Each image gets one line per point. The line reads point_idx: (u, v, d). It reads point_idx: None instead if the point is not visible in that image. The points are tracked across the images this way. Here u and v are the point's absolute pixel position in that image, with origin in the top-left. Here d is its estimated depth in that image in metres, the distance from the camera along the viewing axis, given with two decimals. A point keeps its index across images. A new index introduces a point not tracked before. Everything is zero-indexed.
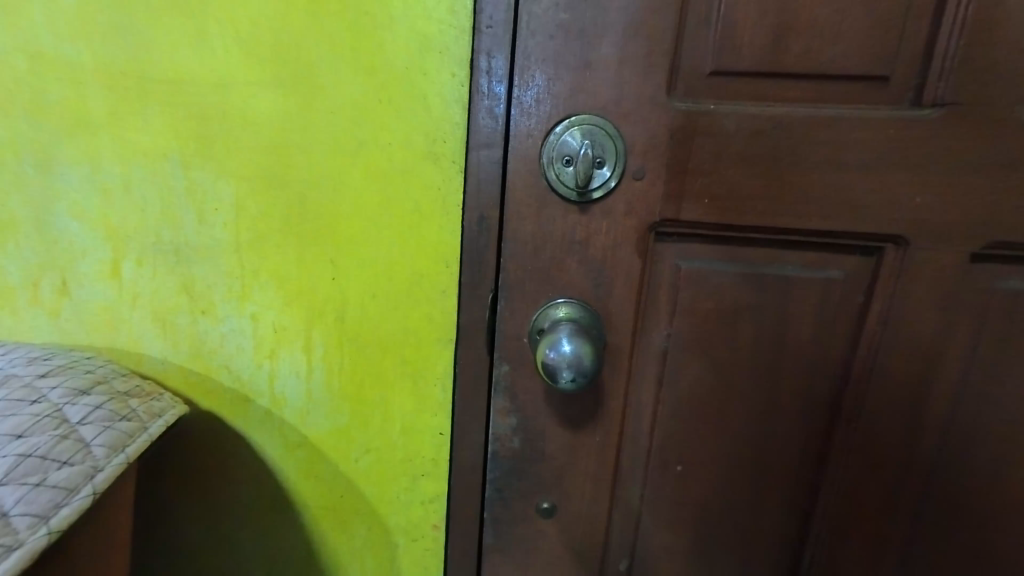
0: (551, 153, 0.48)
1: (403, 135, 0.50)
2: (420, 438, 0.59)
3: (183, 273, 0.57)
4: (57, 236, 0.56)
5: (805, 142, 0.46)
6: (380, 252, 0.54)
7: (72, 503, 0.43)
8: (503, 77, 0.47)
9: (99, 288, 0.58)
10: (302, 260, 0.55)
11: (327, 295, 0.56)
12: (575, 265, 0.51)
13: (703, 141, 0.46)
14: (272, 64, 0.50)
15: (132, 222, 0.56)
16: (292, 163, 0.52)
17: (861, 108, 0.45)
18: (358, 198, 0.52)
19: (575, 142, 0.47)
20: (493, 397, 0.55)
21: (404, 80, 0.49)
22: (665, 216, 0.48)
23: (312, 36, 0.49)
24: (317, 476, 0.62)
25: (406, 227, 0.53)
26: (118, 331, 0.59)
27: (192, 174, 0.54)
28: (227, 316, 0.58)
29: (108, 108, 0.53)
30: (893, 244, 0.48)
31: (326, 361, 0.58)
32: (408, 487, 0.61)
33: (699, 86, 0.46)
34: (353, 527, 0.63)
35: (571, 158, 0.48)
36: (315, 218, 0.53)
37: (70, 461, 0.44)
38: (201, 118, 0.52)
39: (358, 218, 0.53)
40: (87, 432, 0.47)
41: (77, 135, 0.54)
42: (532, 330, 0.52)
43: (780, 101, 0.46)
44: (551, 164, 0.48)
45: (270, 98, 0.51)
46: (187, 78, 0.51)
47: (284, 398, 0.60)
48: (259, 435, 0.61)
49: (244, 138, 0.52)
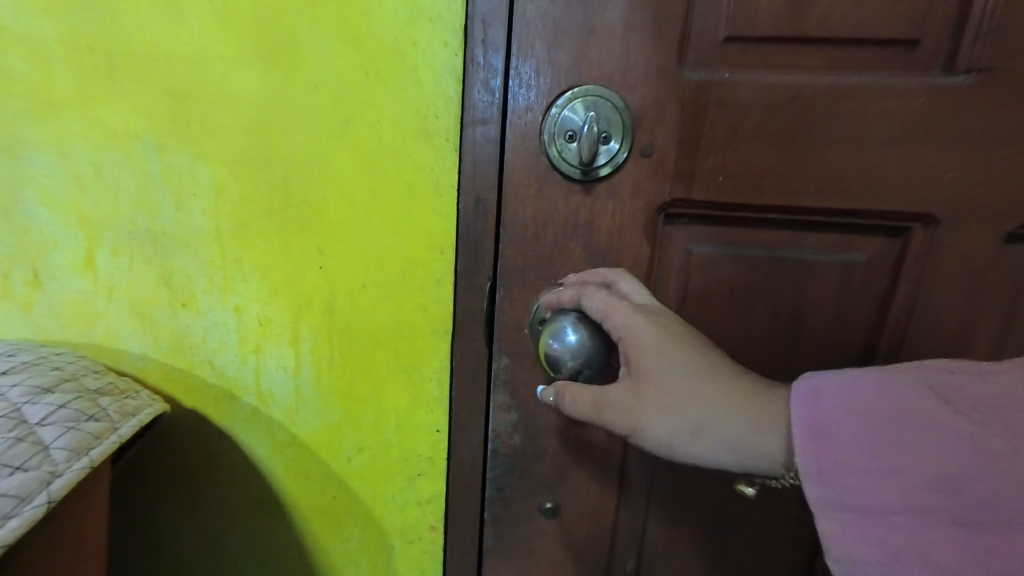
0: (552, 128, 0.44)
1: (392, 111, 0.47)
2: (416, 436, 0.56)
3: (161, 264, 0.53)
4: (26, 224, 0.53)
5: (826, 113, 0.43)
6: (369, 238, 0.50)
7: (23, 512, 0.39)
8: (500, 46, 0.44)
9: (74, 280, 0.54)
10: (286, 249, 0.51)
11: (315, 285, 0.52)
12: (578, 251, 0.47)
13: (716, 114, 0.43)
14: (249, 35, 0.46)
15: (106, 209, 0.52)
16: (274, 145, 0.49)
17: (886, 75, 0.42)
18: (344, 181, 0.49)
19: (579, 116, 0.44)
20: (492, 392, 0.52)
21: (392, 51, 0.45)
22: (675, 197, 0.45)
23: (292, 3, 0.45)
24: (307, 476, 0.59)
25: (397, 213, 0.49)
26: (95, 324, 0.56)
27: (168, 157, 0.50)
28: (209, 309, 0.54)
29: (75, 85, 0.49)
30: (921, 224, 0.44)
31: (315, 356, 0.55)
32: (404, 487, 0.58)
33: (712, 55, 0.42)
34: (347, 529, 0.60)
35: (574, 134, 0.44)
36: (300, 203, 0.50)
37: (24, 466, 0.41)
38: (175, 95, 0.48)
39: (345, 203, 0.50)
40: (47, 433, 0.44)
41: (42, 116, 0.50)
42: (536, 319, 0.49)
43: (800, 70, 0.42)
44: (553, 141, 0.45)
45: (248, 73, 0.47)
46: (160, 53, 0.47)
47: (271, 394, 0.57)
48: (246, 434, 0.58)
49: (222, 119, 0.49)
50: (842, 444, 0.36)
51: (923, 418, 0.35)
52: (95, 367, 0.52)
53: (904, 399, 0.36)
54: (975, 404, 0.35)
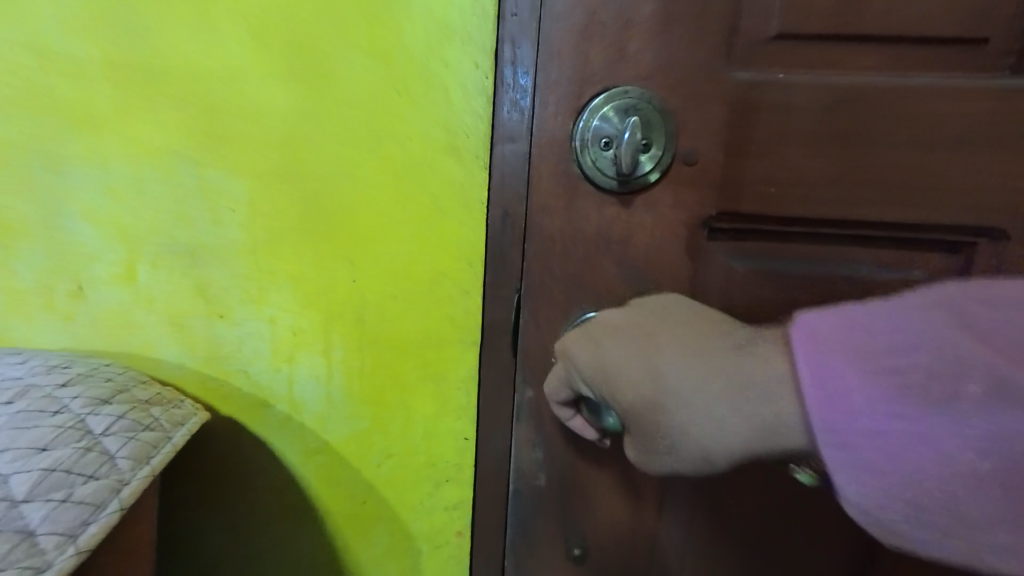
0: (586, 134, 0.42)
1: (421, 127, 0.45)
2: (442, 440, 0.54)
3: (198, 277, 0.53)
4: (69, 238, 0.53)
5: (886, 116, 0.39)
6: (397, 251, 0.49)
7: (99, 519, 0.40)
8: (529, 67, 0.42)
9: (114, 293, 0.54)
10: (318, 260, 0.50)
11: (347, 296, 0.51)
12: (612, 267, 0.45)
13: (768, 117, 0.40)
14: (284, 56, 0.46)
15: (146, 223, 0.52)
16: (309, 157, 0.48)
17: (944, 75, 0.39)
18: (371, 197, 0.48)
19: (615, 121, 0.41)
20: (515, 424, 0.51)
21: (424, 65, 0.44)
22: (721, 208, 0.42)
23: (328, 16, 0.44)
24: (337, 482, 0.57)
25: (425, 226, 0.48)
26: (134, 333, 0.55)
27: (206, 174, 0.50)
28: (244, 320, 0.53)
29: (116, 102, 0.49)
30: (988, 238, 0.41)
31: (347, 365, 0.53)
32: (431, 492, 0.56)
33: (763, 54, 0.40)
34: (375, 535, 0.58)
35: (611, 141, 0.42)
36: (330, 218, 0.49)
37: (96, 474, 0.41)
38: (213, 111, 0.48)
39: (377, 216, 0.48)
40: (112, 443, 0.44)
41: (86, 133, 0.50)
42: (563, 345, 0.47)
43: (857, 70, 0.39)
44: (586, 148, 0.43)
45: (281, 91, 0.46)
46: (194, 73, 0.47)
47: (303, 402, 0.55)
48: (279, 441, 0.57)
49: (254, 132, 0.48)
50: (859, 398, 0.29)
51: (943, 359, 0.29)
52: (141, 377, 0.52)
53: (919, 325, 0.30)
54: (991, 332, 0.29)
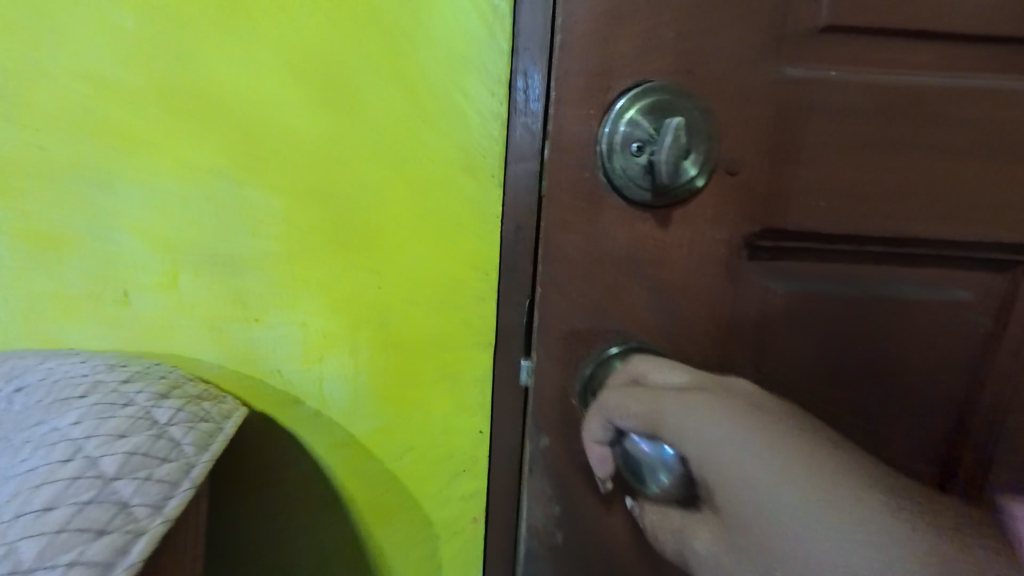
0: (616, 138, 0.37)
1: (438, 146, 0.45)
2: (455, 436, 0.52)
3: (236, 284, 0.49)
4: (107, 243, 0.48)
5: (938, 120, 0.36)
6: (414, 258, 0.47)
7: (178, 494, 0.38)
8: (540, 95, 0.38)
9: (152, 298, 0.49)
10: (343, 267, 0.48)
11: (373, 302, 0.49)
12: (639, 292, 0.40)
13: (818, 121, 0.36)
14: (310, 81, 0.44)
15: (189, 229, 0.48)
16: (337, 159, 0.45)
17: (994, 76, 0.36)
18: (388, 207, 0.46)
19: (649, 123, 0.36)
20: (528, 475, 0.45)
21: (442, 94, 0.43)
22: (766, 225, 0.38)
23: (348, 36, 0.43)
24: (361, 477, 0.54)
25: (438, 235, 0.47)
26: (176, 338, 0.50)
27: (246, 192, 0.46)
28: (278, 323, 0.50)
29: (156, 108, 0.45)
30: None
31: (373, 368, 0.50)
32: (447, 483, 0.53)
33: (813, 49, 0.35)
34: (399, 517, 0.55)
35: (644, 145, 0.36)
36: (357, 228, 0.47)
37: (168, 457, 0.39)
38: (244, 111, 0.45)
39: (394, 226, 0.47)
40: (178, 428, 0.41)
41: (127, 147, 0.46)
42: (586, 377, 0.41)
43: (910, 69, 0.36)
44: (616, 154, 0.37)
45: (301, 111, 0.44)
46: (211, 91, 0.44)
47: (331, 399, 0.51)
48: (309, 436, 0.53)
49: (274, 134, 0.45)
50: None
51: None
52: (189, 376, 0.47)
53: None
54: None
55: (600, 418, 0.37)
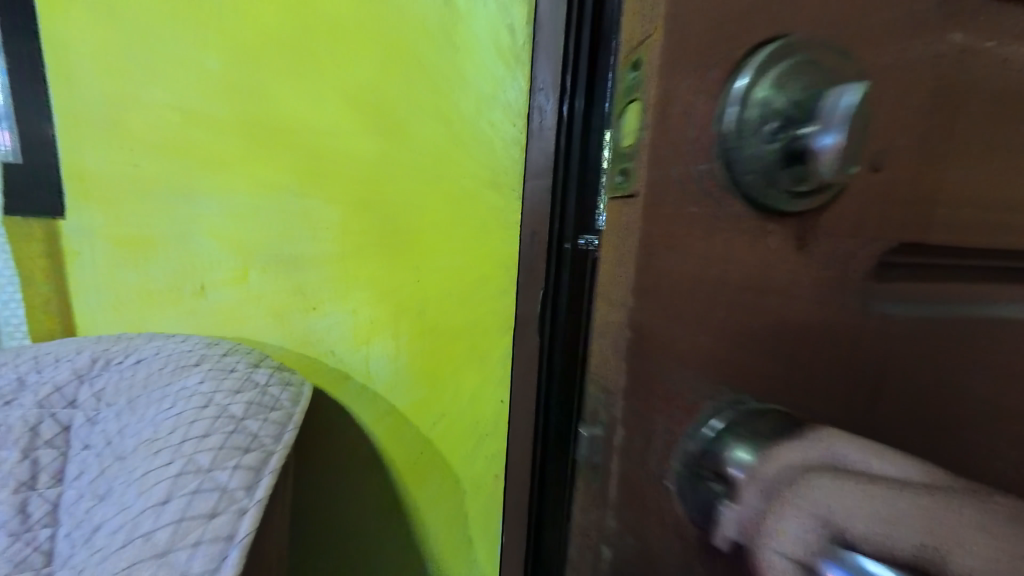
0: (726, 119, 0.17)
1: (472, 167, 0.57)
2: (483, 404, 0.62)
3: (298, 278, 0.63)
4: (196, 251, 0.65)
5: None
6: (450, 260, 0.59)
7: (289, 433, 0.49)
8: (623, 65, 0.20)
9: (228, 292, 0.65)
10: (391, 267, 0.61)
11: (411, 291, 0.61)
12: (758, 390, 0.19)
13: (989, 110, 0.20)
14: (369, 119, 0.58)
15: (260, 236, 0.63)
16: (388, 192, 0.60)
17: None
18: (431, 217, 0.59)
19: (795, 86, 0.17)
20: None
21: (474, 125, 0.56)
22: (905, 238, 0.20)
23: (403, 82, 0.57)
24: (400, 438, 0.66)
25: (476, 246, 0.58)
26: (245, 325, 0.66)
27: (307, 202, 0.61)
28: (332, 311, 0.63)
29: (239, 148, 0.61)
30: None
31: (410, 350, 0.63)
32: (476, 445, 0.63)
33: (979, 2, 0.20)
34: (429, 482, 0.66)
35: (789, 126, 0.17)
36: (401, 234, 0.60)
37: (275, 405, 0.51)
38: (317, 154, 0.60)
39: (438, 233, 0.59)
40: (254, 423, 0.47)
41: (217, 173, 0.63)
42: (692, 461, 0.19)
43: None
44: (726, 149, 0.17)
45: (365, 142, 0.59)
46: (299, 130, 0.60)
47: (375, 375, 0.64)
48: (356, 406, 0.66)
49: (340, 164, 0.60)
50: None
51: None
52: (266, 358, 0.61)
53: None
54: None
55: (798, 510, 0.15)
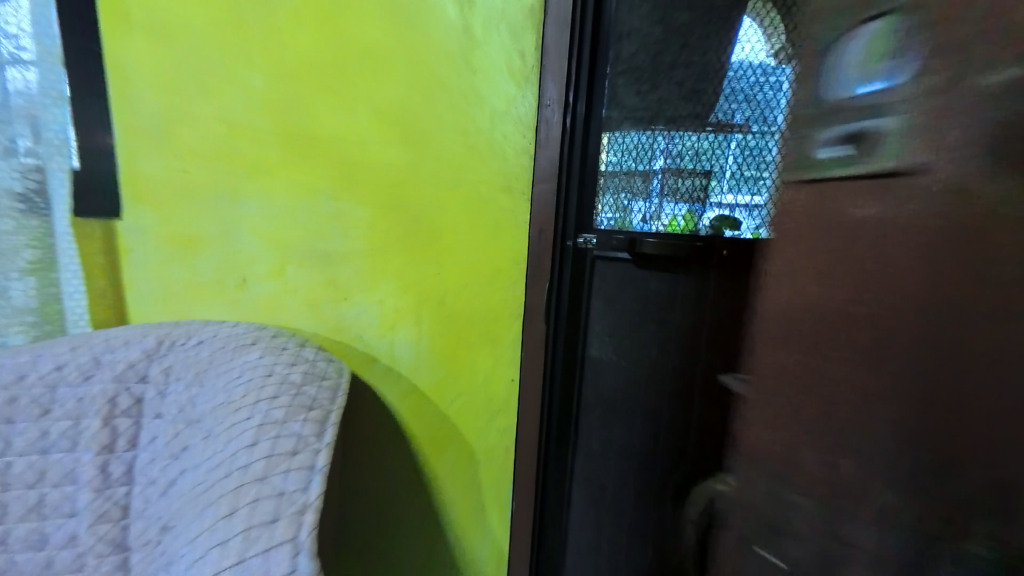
0: None
1: (484, 176, 0.67)
2: (497, 382, 0.73)
3: (330, 273, 0.73)
4: (237, 248, 0.73)
5: None
6: (466, 255, 0.70)
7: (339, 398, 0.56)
8: None
9: (267, 285, 0.74)
10: (410, 261, 0.71)
11: (430, 283, 0.72)
12: None
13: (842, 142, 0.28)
14: (397, 134, 0.68)
15: (302, 235, 0.72)
16: (411, 197, 0.70)
17: None
18: (450, 219, 0.69)
19: None
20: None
21: (492, 140, 0.66)
22: None
23: (428, 105, 0.67)
24: (422, 414, 0.76)
25: (488, 243, 0.69)
26: (278, 313, 0.75)
27: (340, 205, 0.71)
28: (359, 301, 0.73)
29: (285, 157, 0.70)
30: None
31: (431, 333, 0.73)
32: (489, 415, 0.74)
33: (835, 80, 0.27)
34: (446, 452, 0.77)
35: None
36: (422, 233, 0.70)
37: (324, 376, 0.58)
38: (354, 164, 0.70)
39: (450, 230, 0.70)
40: (311, 389, 0.54)
41: (260, 178, 0.71)
42: None
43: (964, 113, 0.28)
44: None
45: (393, 151, 0.69)
46: (338, 142, 0.70)
47: (398, 357, 0.74)
48: (380, 385, 0.76)
49: (371, 173, 0.70)
50: None
51: None
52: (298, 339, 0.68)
53: None
54: None
55: None
